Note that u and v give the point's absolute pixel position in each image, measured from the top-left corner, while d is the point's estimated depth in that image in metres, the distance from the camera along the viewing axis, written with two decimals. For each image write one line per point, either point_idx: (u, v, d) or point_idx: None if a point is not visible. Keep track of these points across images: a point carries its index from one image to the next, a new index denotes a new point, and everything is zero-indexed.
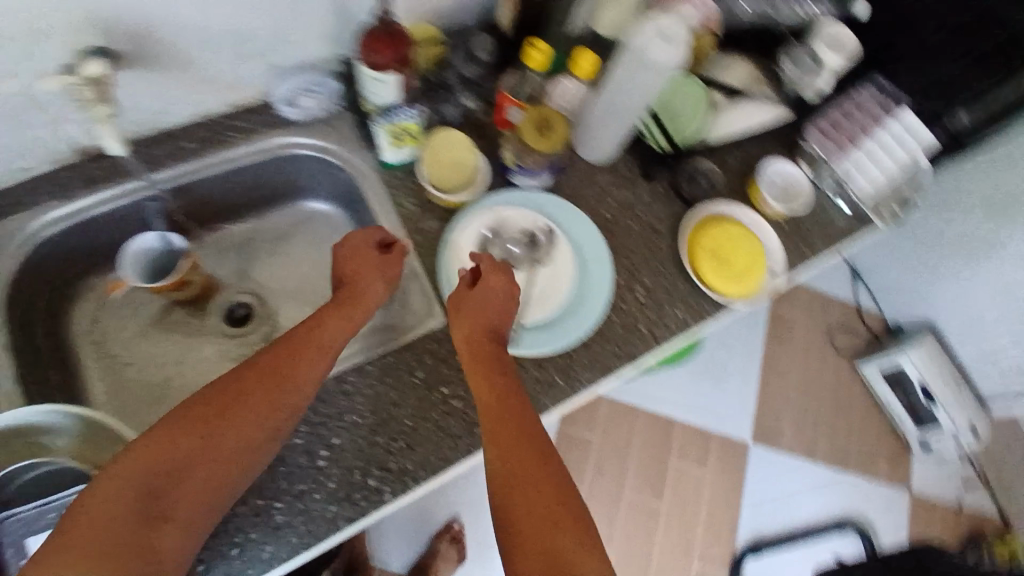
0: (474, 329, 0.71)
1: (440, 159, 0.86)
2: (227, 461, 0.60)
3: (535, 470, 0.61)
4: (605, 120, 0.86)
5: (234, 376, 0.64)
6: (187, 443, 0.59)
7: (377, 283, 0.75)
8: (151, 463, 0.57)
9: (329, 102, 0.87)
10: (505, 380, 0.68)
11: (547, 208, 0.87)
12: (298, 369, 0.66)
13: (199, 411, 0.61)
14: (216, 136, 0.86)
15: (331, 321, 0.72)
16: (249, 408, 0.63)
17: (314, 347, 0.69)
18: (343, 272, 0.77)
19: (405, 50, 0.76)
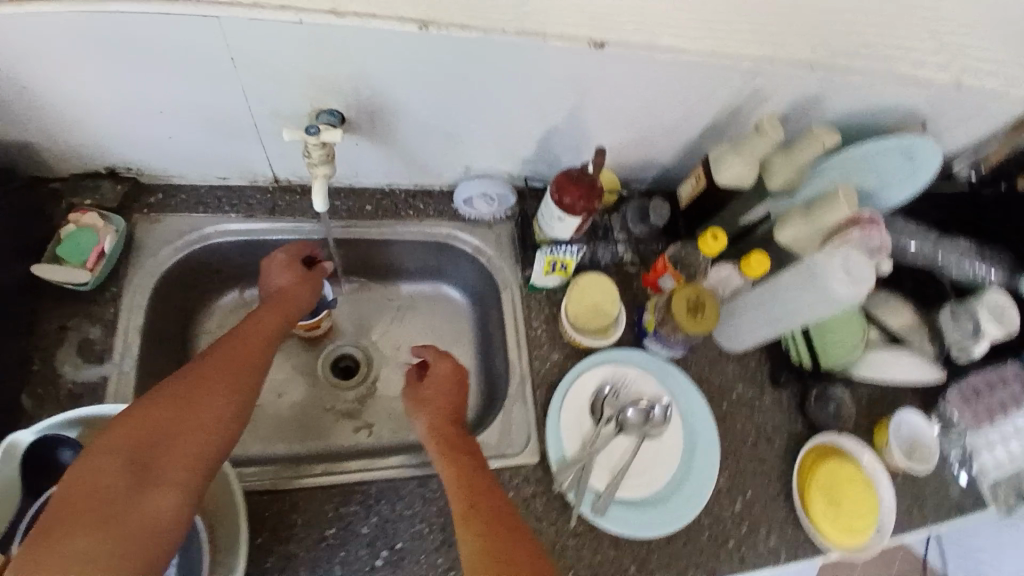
0: (438, 414, 0.72)
1: (582, 299, 0.87)
2: (213, 430, 0.59)
3: (515, 549, 0.58)
4: (756, 318, 0.85)
5: (211, 357, 0.64)
6: (168, 411, 0.58)
7: (309, 293, 0.79)
8: (136, 438, 0.55)
9: (502, 212, 0.93)
10: (470, 461, 0.67)
11: (671, 384, 0.86)
12: (253, 352, 0.67)
13: (182, 388, 0.60)
14: (394, 208, 0.92)
15: (269, 318, 0.73)
16: (224, 383, 0.62)
17: (256, 331, 0.70)
18: (285, 278, 0.79)
19: (596, 201, 0.78)
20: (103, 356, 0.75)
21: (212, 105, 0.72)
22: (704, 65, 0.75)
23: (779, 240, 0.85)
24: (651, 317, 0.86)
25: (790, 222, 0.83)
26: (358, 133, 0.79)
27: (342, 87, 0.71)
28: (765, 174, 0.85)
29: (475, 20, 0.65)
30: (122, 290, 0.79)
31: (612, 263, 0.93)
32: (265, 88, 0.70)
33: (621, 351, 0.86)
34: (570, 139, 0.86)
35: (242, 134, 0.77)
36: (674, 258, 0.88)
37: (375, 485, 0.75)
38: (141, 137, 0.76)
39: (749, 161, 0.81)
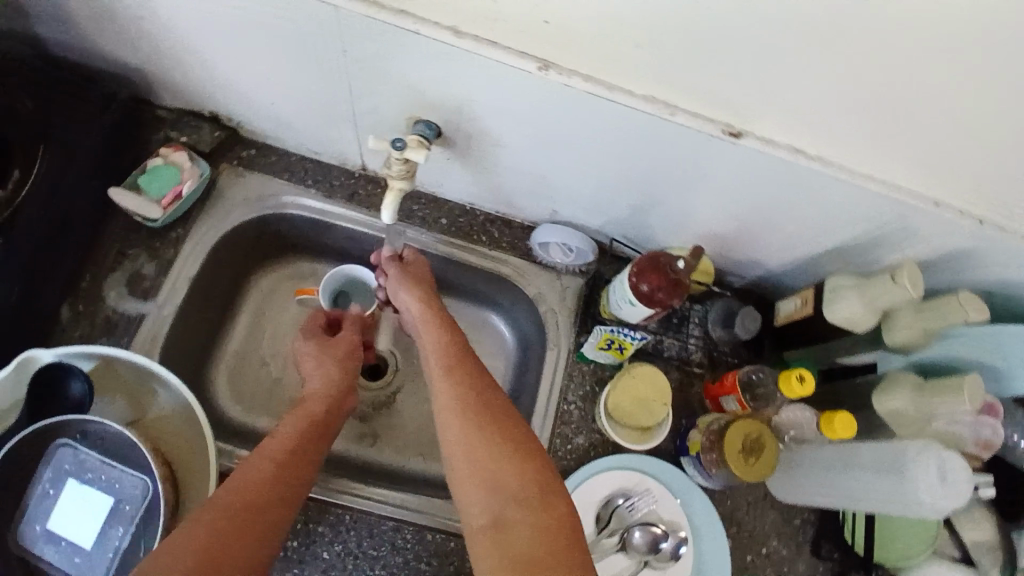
0: (421, 288, 0.75)
1: (630, 392, 0.78)
2: (249, 565, 0.54)
3: (494, 407, 0.62)
4: (823, 480, 0.73)
5: (251, 473, 0.60)
6: (221, 526, 0.55)
7: (337, 375, 0.75)
8: (175, 564, 0.51)
9: (576, 265, 0.86)
10: (454, 336, 0.70)
11: (693, 514, 0.76)
12: (300, 447, 0.65)
13: (229, 506, 0.57)
14: (468, 229, 0.87)
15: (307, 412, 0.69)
16: (266, 505, 0.58)
17: (291, 445, 0.64)
18: (319, 367, 0.75)
19: (675, 298, 0.70)
20: (148, 293, 0.76)
21: (317, 84, 0.69)
22: (851, 187, 0.64)
23: (877, 406, 0.72)
24: (697, 438, 0.76)
25: (898, 391, 0.70)
26: (451, 149, 0.75)
27: (446, 104, 0.66)
28: (886, 326, 0.72)
29: (602, 76, 0.58)
30: (185, 235, 0.79)
31: (676, 357, 0.82)
32: (373, 85, 0.67)
33: (650, 460, 0.78)
34: (672, 217, 0.77)
35: (339, 118, 0.75)
36: (745, 380, 0.76)
37: (350, 513, 0.72)
38: (245, 95, 0.75)
39: (872, 306, 0.68)
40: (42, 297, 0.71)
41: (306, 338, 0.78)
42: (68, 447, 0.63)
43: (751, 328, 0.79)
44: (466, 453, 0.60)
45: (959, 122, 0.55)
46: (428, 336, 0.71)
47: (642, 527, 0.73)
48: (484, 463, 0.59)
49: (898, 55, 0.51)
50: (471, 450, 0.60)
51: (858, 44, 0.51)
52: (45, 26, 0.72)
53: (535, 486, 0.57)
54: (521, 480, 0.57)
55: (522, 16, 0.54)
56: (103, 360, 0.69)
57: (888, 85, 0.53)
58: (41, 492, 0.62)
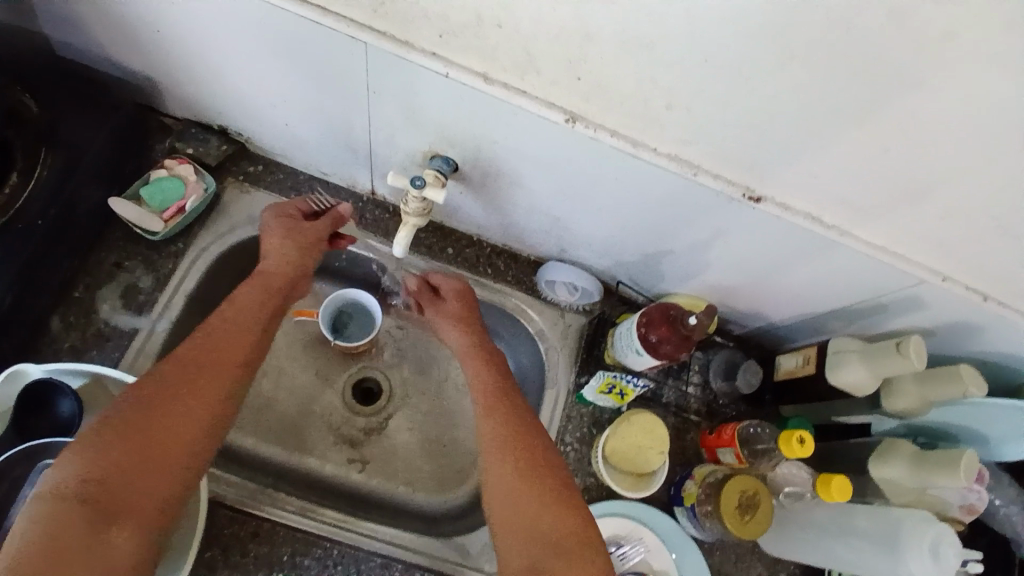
0: (459, 321, 0.77)
1: (629, 438, 0.78)
2: (174, 461, 0.57)
3: (531, 450, 0.65)
4: (810, 538, 0.75)
5: (171, 365, 0.60)
6: (127, 425, 0.56)
7: (294, 255, 0.73)
8: (92, 460, 0.54)
9: (579, 305, 0.86)
10: (495, 367, 0.73)
11: (684, 565, 0.76)
12: (227, 345, 0.64)
13: (144, 396, 0.58)
14: (473, 260, 0.86)
15: (243, 300, 0.68)
16: (189, 400, 0.59)
17: (229, 336, 0.64)
18: (275, 243, 0.73)
19: (683, 352, 0.69)
20: (143, 308, 0.74)
21: (336, 111, 0.69)
22: (862, 257, 0.64)
23: (874, 473, 0.73)
24: (692, 490, 0.75)
25: (895, 461, 0.71)
26: (466, 184, 0.74)
27: (465, 142, 0.66)
28: (886, 393, 0.74)
29: (626, 131, 0.58)
30: (186, 249, 0.77)
31: (674, 404, 0.82)
32: (394, 118, 0.66)
33: (645, 508, 0.77)
34: (681, 267, 0.77)
35: (355, 144, 0.74)
36: (744, 435, 0.76)
37: (338, 547, 0.71)
38: (259, 112, 0.74)
39: (877, 373, 0.70)
40: (32, 306, 0.68)
41: (279, 215, 0.75)
42: (54, 467, 0.61)
43: (753, 383, 0.81)
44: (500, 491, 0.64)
45: (978, 208, 0.55)
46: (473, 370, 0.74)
47: None
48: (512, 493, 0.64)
49: (927, 141, 0.51)
50: (511, 488, 0.64)
51: (888, 126, 0.51)
52: (57, 27, 0.70)
53: (572, 525, 0.60)
54: (557, 520, 0.61)
55: (555, 69, 0.54)
56: (93, 377, 0.66)
57: (907, 168, 0.54)
58: (24, 512, 0.60)
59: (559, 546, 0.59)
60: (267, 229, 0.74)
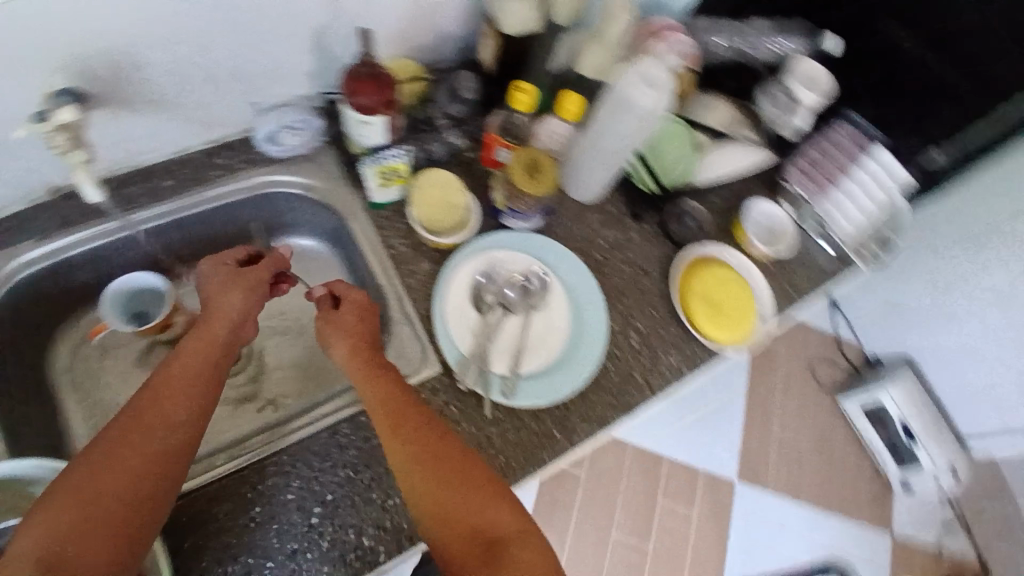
0: (354, 342, 0.71)
1: (427, 200, 0.84)
2: (128, 515, 0.52)
3: (445, 452, 0.61)
4: (592, 162, 0.84)
5: (126, 411, 0.58)
6: (84, 488, 0.51)
7: (233, 298, 0.71)
8: (61, 516, 0.49)
9: (314, 138, 0.86)
10: (388, 380, 0.67)
11: (544, 251, 0.86)
12: (176, 394, 0.60)
13: (113, 435, 0.55)
14: (200, 176, 0.84)
15: (182, 356, 0.64)
16: (149, 448, 0.55)
17: (180, 382, 0.61)
18: (225, 286, 0.72)
19: (388, 90, 0.74)
20: None
21: None
22: None
23: (583, 76, 0.82)
24: (499, 196, 0.83)
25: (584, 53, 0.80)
26: (113, 102, 0.72)
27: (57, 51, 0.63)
28: (550, 6, 0.80)
29: None
30: None
31: (449, 152, 0.88)
32: None
33: (485, 238, 0.84)
34: (349, 40, 0.81)
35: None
36: (501, 129, 0.84)
37: (285, 451, 0.74)
38: None
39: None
40: None
41: (212, 262, 0.75)
42: None
43: (472, 85, 0.86)
44: (422, 497, 0.58)
45: None
46: (359, 387, 0.68)
47: (508, 284, 0.83)
48: (430, 495, 0.58)
49: None
50: (444, 478, 0.58)
51: None
52: None
53: (502, 506, 0.57)
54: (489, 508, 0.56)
55: None
56: None
57: None
58: None
59: (500, 535, 0.54)
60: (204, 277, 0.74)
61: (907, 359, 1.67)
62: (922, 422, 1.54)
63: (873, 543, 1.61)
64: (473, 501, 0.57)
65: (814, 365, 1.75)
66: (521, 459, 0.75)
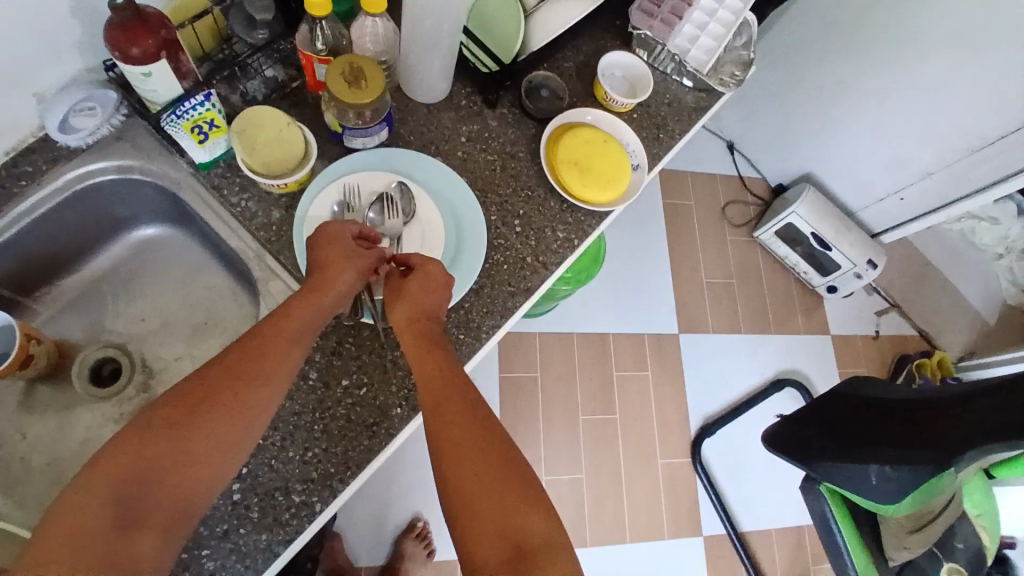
0: (415, 318, 0.68)
1: (256, 144, 0.74)
2: (191, 473, 0.53)
3: (492, 439, 0.57)
4: (425, 55, 0.78)
5: (209, 372, 0.57)
6: (166, 427, 0.53)
7: (347, 270, 0.69)
8: (119, 470, 0.50)
9: (116, 113, 0.77)
10: (437, 353, 0.65)
11: (397, 163, 0.81)
12: (269, 347, 0.61)
13: (188, 398, 0.55)
14: (2, 189, 0.75)
15: (297, 308, 0.65)
16: (230, 404, 0.56)
17: (279, 341, 0.61)
18: (339, 257, 0.69)
19: (150, 35, 0.64)
20: None
21: None
22: None
23: None
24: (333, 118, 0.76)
25: None
26: None
27: None
28: None
29: None
30: None
31: (269, 90, 0.79)
32: None
33: (330, 166, 0.79)
34: None
35: None
36: (310, 44, 0.74)
37: None
38: None
39: None
40: None
41: (342, 228, 0.72)
42: None
43: (265, 2, 0.77)
44: (455, 480, 0.55)
45: None
46: (409, 352, 0.66)
47: (368, 206, 0.78)
48: (466, 481, 0.54)
49: None
50: (455, 447, 0.56)
51: None
52: None
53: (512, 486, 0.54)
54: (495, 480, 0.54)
55: None
56: None
57: None
58: None
59: (530, 543, 0.50)
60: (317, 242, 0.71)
61: (807, 177, 1.74)
62: (832, 229, 1.61)
63: (815, 351, 1.73)
64: (492, 473, 0.55)
65: (727, 208, 1.80)
66: None
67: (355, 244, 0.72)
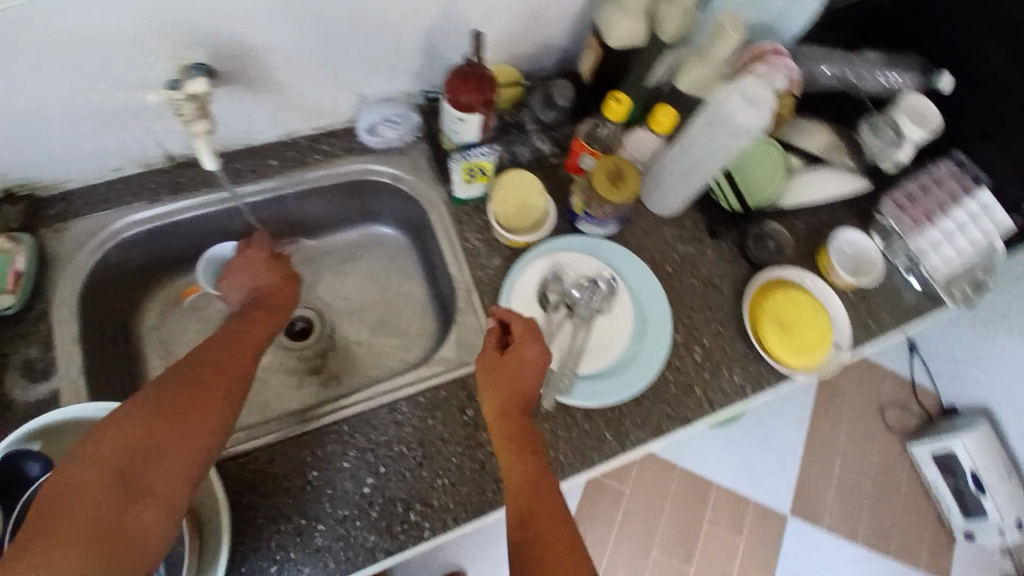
0: (505, 399, 0.69)
1: (508, 199, 0.87)
2: (190, 455, 0.58)
3: (569, 548, 0.57)
4: (677, 177, 0.86)
5: (196, 371, 0.63)
6: (157, 410, 0.58)
7: (260, 277, 0.82)
8: (123, 435, 0.55)
9: (410, 134, 0.90)
10: (524, 450, 0.66)
11: (613, 259, 0.87)
12: (237, 354, 0.68)
13: (180, 390, 0.61)
14: (299, 160, 0.89)
15: (256, 325, 0.75)
16: (205, 397, 0.62)
17: (231, 352, 0.68)
18: (257, 261, 0.82)
19: (490, 91, 0.77)
20: (48, 372, 0.75)
21: (67, 92, 0.69)
22: None
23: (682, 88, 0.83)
24: (577, 200, 0.85)
25: (688, 67, 0.81)
26: (229, 83, 0.76)
27: (195, 38, 0.68)
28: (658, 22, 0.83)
29: None
30: (48, 306, 0.78)
31: (532, 157, 0.91)
32: (118, 61, 0.67)
33: (556, 240, 0.86)
34: (450, 34, 0.82)
35: (110, 116, 0.74)
36: (587, 136, 0.86)
37: (347, 423, 0.76)
38: (13, 149, 0.74)
39: (633, 10, 0.79)
40: None
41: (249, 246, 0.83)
42: None
43: (566, 90, 0.91)
44: None
45: None
46: (498, 447, 0.68)
47: (573, 285, 0.84)
48: None
49: None
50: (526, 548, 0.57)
51: None
52: None
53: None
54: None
55: None
56: (47, 436, 0.67)
57: None
58: None
59: None
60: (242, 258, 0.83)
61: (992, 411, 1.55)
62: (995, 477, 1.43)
63: None
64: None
65: (885, 408, 1.65)
66: (570, 457, 0.76)
67: (280, 262, 0.85)
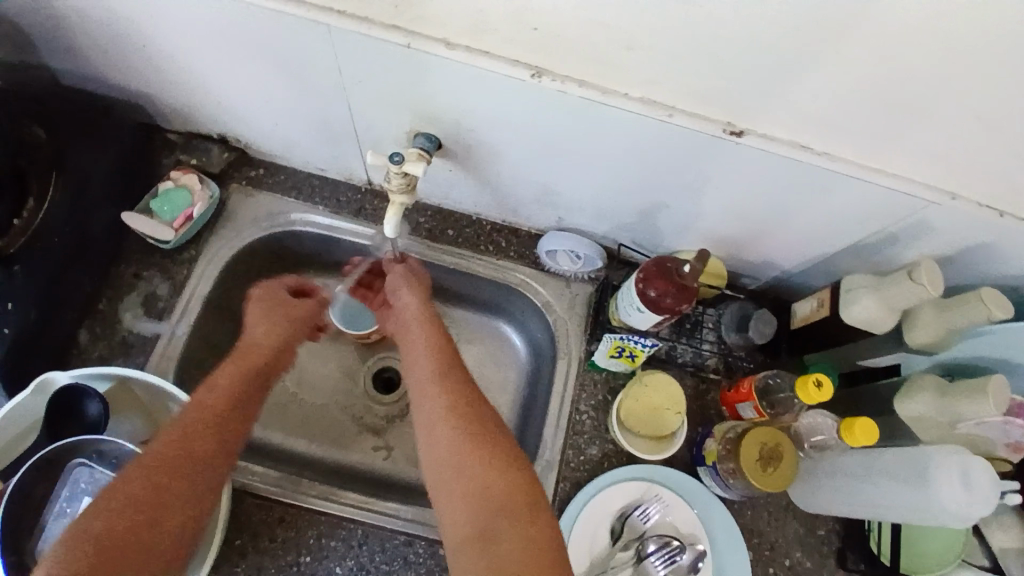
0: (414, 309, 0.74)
1: (642, 400, 0.77)
2: (161, 540, 0.55)
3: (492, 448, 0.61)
4: (841, 490, 0.70)
5: (176, 437, 0.60)
6: (139, 507, 0.55)
7: (274, 324, 0.74)
8: (111, 509, 0.54)
9: (584, 273, 0.85)
10: (441, 362, 0.68)
11: (714, 524, 0.74)
12: (215, 426, 0.62)
13: (157, 459, 0.58)
14: (473, 242, 0.86)
15: (238, 378, 0.68)
16: (182, 485, 0.57)
17: (211, 418, 0.62)
18: (262, 319, 0.74)
19: (684, 304, 0.68)
20: (162, 314, 0.77)
21: (316, 105, 0.71)
22: (866, 184, 0.61)
23: (898, 411, 0.67)
24: (713, 448, 0.74)
25: (919, 395, 0.65)
26: (452, 160, 0.75)
27: (445, 116, 0.67)
28: (907, 325, 0.68)
29: (595, 79, 0.57)
30: (198, 255, 0.80)
31: (690, 364, 0.81)
32: (370, 103, 0.68)
33: (668, 471, 0.76)
34: (677, 219, 0.75)
35: (341, 134, 0.76)
36: (761, 385, 0.74)
37: (362, 527, 0.71)
38: (250, 117, 0.77)
39: (891, 305, 0.65)
40: (60, 323, 0.72)
41: (267, 291, 0.77)
42: (85, 466, 0.64)
43: (767, 333, 0.77)
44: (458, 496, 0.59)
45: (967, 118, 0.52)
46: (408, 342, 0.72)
47: (657, 538, 0.71)
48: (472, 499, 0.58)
49: (910, 50, 0.48)
50: (447, 465, 0.60)
51: (861, 38, 0.48)
52: (65, 60, 0.74)
53: (505, 494, 0.58)
54: (491, 491, 0.58)
55: (511, 25, 0.54)
56: (119, 381, 0.69)
57: (880, 87, 0.51)
58: (58, 511, 0.62)
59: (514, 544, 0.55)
60: (256, 302, 0.76)
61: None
62: None
63: None
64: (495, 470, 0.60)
65: None
66: None
67: (293, 301, 0.77)
